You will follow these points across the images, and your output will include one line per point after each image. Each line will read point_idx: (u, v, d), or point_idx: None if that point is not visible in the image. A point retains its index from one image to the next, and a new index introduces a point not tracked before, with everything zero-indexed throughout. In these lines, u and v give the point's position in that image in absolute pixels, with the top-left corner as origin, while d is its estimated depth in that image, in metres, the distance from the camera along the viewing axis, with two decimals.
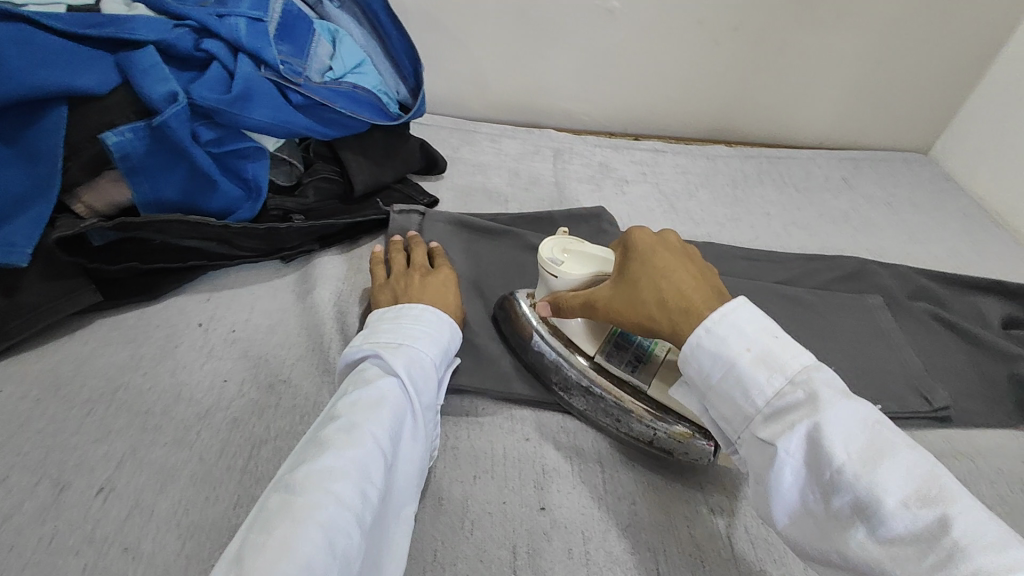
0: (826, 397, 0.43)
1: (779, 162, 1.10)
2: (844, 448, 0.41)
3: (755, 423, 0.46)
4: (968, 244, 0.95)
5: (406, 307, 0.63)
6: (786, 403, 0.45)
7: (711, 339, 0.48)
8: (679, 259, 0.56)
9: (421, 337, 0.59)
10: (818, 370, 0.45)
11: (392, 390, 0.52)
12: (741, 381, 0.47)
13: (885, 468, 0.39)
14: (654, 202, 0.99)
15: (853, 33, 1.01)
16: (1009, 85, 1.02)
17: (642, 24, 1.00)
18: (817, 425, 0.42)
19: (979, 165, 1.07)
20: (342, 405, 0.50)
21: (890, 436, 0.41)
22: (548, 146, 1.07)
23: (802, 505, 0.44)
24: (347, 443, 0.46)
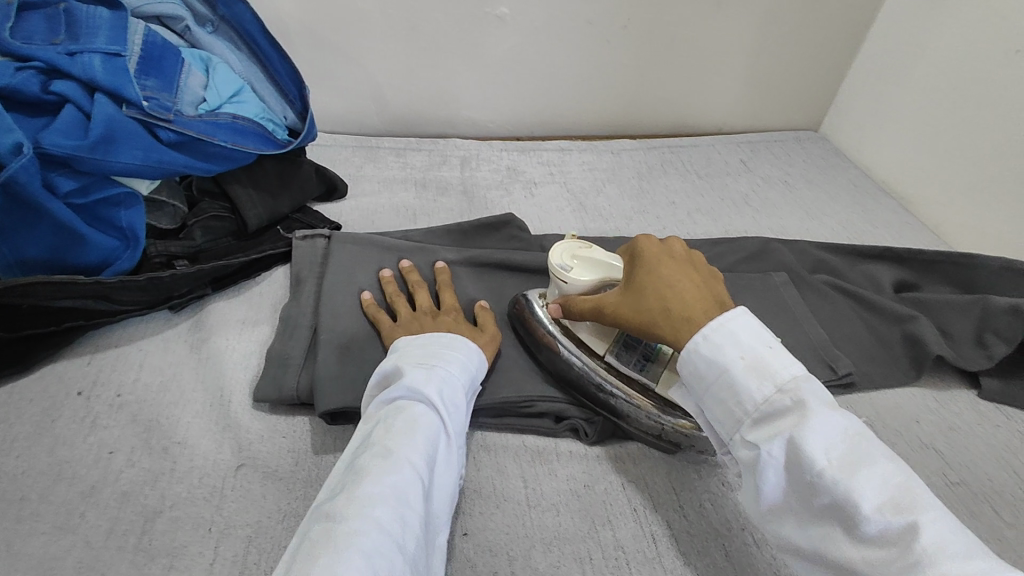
0: (812, 405, 0.45)
1: (681, 150, 1.12)
2: (822, 453, 0.43)
3: (744, 426, 0.48)
4: (858, 214, 1.00)
5: (436, 338, 0.61)
6: (774, 410, 0.47)
7: (708, 348, 0.50)
8: (684, 268, 0.57)
9: (458, 358, 0.59)
10: (806, 380, 0.47)
11: (425, 417, 0.52)
12: (733, 388, 0.48)
13: (862, 476, 0.41)
14: (563, 202, 0.99)
15: (734, 22, 1.05)
16: (880, 59, 1.08)
17: (534, 28, 1.00)
18: (798, 431, 0.44)
19: (863, 136, 1.13)
20: (376, 431, 0.51)
21: (868, 447, 0.43)
22: (454, 155, 1.06)
23: (775, 498, 0.46)
24: (381, 471, 0.46)
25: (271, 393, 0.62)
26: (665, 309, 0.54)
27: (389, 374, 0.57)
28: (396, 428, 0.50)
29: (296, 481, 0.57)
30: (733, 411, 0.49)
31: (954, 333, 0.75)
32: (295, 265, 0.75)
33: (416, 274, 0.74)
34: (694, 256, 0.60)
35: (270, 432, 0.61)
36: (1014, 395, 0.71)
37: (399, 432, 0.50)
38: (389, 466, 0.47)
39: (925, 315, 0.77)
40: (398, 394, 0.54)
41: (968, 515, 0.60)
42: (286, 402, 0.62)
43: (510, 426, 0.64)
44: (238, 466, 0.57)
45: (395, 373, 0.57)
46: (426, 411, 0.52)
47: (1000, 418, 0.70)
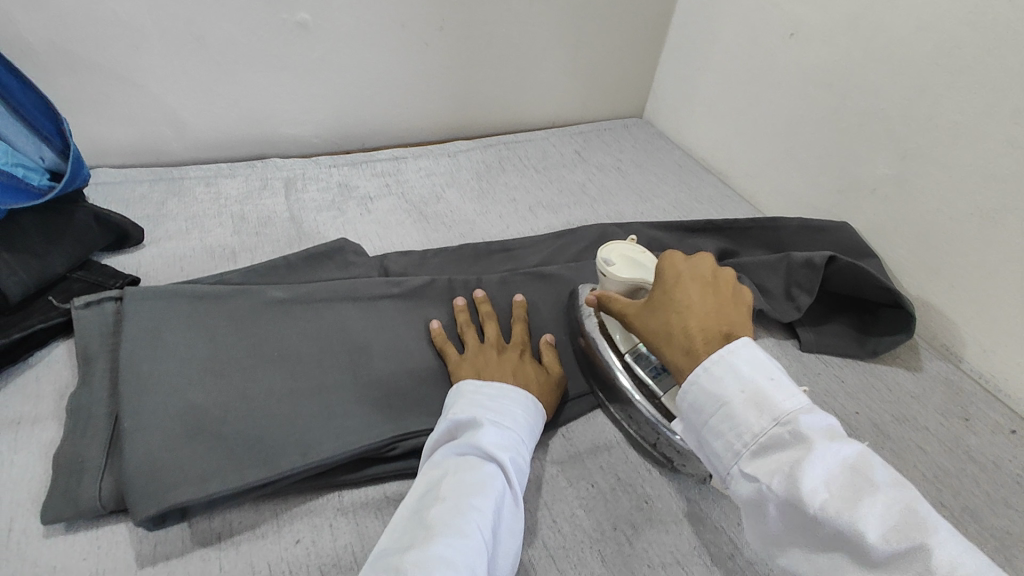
0: (815, 438, 0.45)
1: (517, 146, 1.12)
2: (822, 488, 0.42)
3: (739, 458, 0.47)
4: (684, 192, 1.07)
5: (504, 386, 0.59)
6: (772, 443, 0.46)
7: (708, 385, 0.49)
8: (705, 293, 0.56)
9: (524, 415, 0.58)
10: (806, 412, 0.46)
11: (495, 477, 0.51)
12: (733, 421, 0.48)
13: (863, 505, 0.41)
14: (402, 214, 0.93)
15: (547, 17, 1.06)
16: (683, 46, 1.16)
17: (343, 34, 0.93)
18: (798, 464, 0.43)
19: (679, 118, 1.21)
20: (445, 485, 0.50)
21: (868, 473, 0.43)
22: (275, 177, 0.96)
23: (788, 535, 0.44)
24: (452, 531, 0.46)
25: (63, 511, 0.51)
26: (670, 331, 0.54)
27: (459, 422, 0.55)
28: (467, 485, 0.50)
29: None
30: (731, 443, 0.48)
31: (771, 289, 0.82)
32: (81, 339, 0.63)
33: (489, 306, 0.72)
34: (722, 279, 0.58)
35: (66, 558, 0.50)
36: (830, 343, 0.80)
37: (468, 490, 0.49)
38: (462, 528, 0.46)
39: (745, 275, 0.83)
40: (470, 447, 0.53)
41: None
42: (85, 516, 0.51)
43: (368, 476, 0.59)
44: None
45: (466, 420, 0.55)
46: (498, 472, 0.52)
47: (820, 367, 0.78)
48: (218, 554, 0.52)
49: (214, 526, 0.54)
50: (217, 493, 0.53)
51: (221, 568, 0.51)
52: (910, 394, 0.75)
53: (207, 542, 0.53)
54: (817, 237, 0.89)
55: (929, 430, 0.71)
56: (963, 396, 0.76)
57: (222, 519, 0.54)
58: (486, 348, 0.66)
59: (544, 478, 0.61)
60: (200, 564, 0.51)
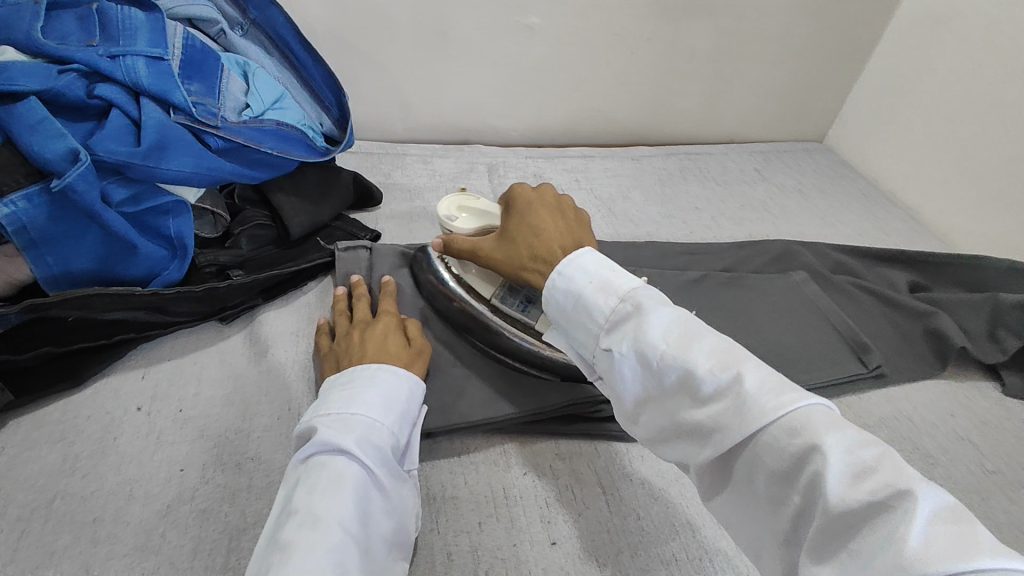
0: (649, 305, 0.49)
1: (697, 158, 1.16)
2: (666, 341, 0.47)
3: (599, 338, 0.51)
4: (870, 222, 1.05)
5: (345, 365, 0.57)
6: (619, 316, 0.50)
7: (560, 278, 0.54)
8: (551, 215, 0.63)
9: (374, 394, 0.53)
10: (644, 290, 0.51)
11: (348, 467, 0.47)
12: (585, 305, 0.52)
13: (696, 349, 0.46)
14: (593, 208, 1.00)
15: (750, 37, 1.10)
16: (885, 75, 1.14)
17: (562, 37, 1.02)
18: (640, 326, 0.48)
19: (866, 147, 1.19)
20: (297, 493, 0.45)
21: (698, 328, 0.48)
22: (481, 162, 1.06)
23: (648, 399, 0.48)
24: (311, 539, 0.42)
25: None
26: (529, 253, 0.60)
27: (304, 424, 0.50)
28: (318, 486, 0.45)
29: None
30: (591, 329, 0.52)
31: (970, 330, 0.79)
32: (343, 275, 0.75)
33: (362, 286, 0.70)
34: (566, 202, 0.65)
35: None
36: None
37: (322, 490, 0.45)
38: (322, 533, 0.42)
39: (943, 311, 0.81)
40: (315, 446, 0.48)
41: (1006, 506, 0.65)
42: None
43: (582, 432, 0.64)
44: None
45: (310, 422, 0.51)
46: (350, 461, 0.47)
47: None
48: (461, 472, 0.60)
49: (455, 447, 0.62)
50: (462, 425, 0.61)
51: (464, 481, 0.59)
52: None
53: (450, 460, 0.61)
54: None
55: None
56: None
57: (461, 442, 0.62)
58: (352, 330, 0.64)
59: None
60: (447, 476, 0.59)
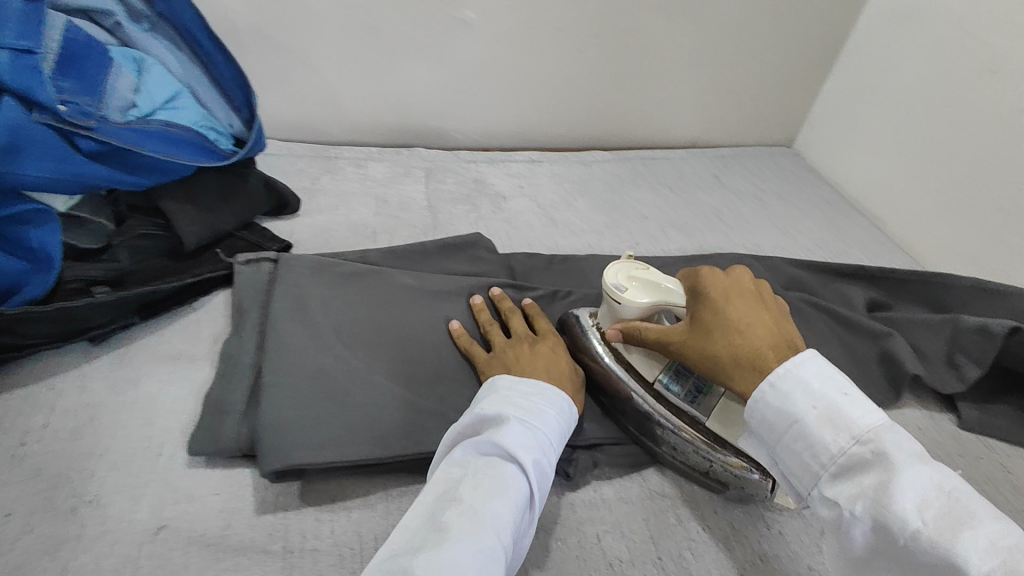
0: (897, 460, 0.43)
1: (652, 163, 1.10)
2: (910, 515, 0.41)
3: (820, 480, 0.46)
4: (832, 233, 0.98)
5: (540, 384, 0.57)
6: (849, 461, 0.44)
7: (774, 397, 0.48)
8: (756, 305, 0.54)
9: (553, 417, 0.54)
10: (888, 430, 0.44)
11: (514, 479, 0.48)
12: (806, 436, 0.46)
13: (958, 536, 0.39)
14: (532, 216, 0.94)
15: (707, 35, 1.03)
16: (854, 75, 1.07)
17: (502, 33, 0.96)
18: (884, 488, 0.42)
19: (834, 153, 1.12)
20: (464, 484, 0.47)
21: (968, 505, 0.41)
22: (418, 166, 1.00)
23: (872, 562, 0.43)
24: (466, 534, 0.43)
25: (207, 446, 0.55)
26: (743, 355, 0.51)
27: (484, 416, 0.52)
28: (483, 485, 0.46)
29: (225, 548, 0.50)
30: (808, 463, 0.46)
31: (927, 353, 0.73)
32: (237, 291, 0.68)
33: (508, 302, 0.71)
34: (762, 284, 0.57)
35: (201, 488, 0.53)
36: (993, 424, 0.70)
37: (489, 491, 0.46)
38: (477, 533, 0.43)
39: (898, 333, 0.75)
40: (492, 446, 0.49)
41: None
42: (223, 455, 0.55)
43: None
44: (158, 528, 0.50)
45: (489, 416, 0.52)
46: (518, 473, 0.48)
47: (981, 450, 0.68)
48: (331, 518, 0.53)
49: (330, 488, 0.55)
50: (339, 461, 0.55)
51: (332, 530, 0.52)
52: None
53: (321, 503, 0.54)
54: (993, 301, 0.77)
55: None
56: None
57: (338, 483, 0.56)
58: (517, 341, 0.64)
59: (653, 510, 0.57)
60: (312, 525, 0.52)
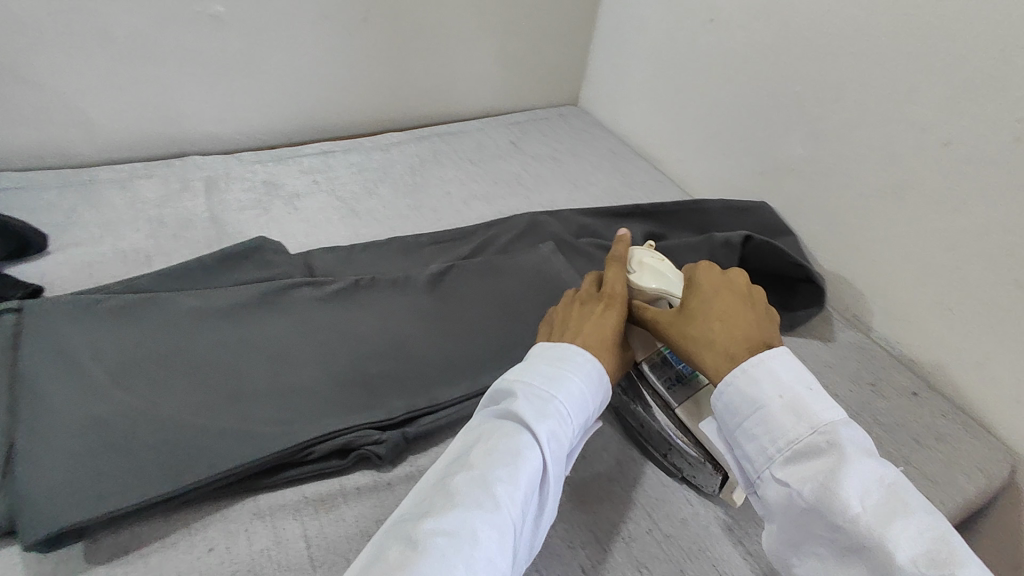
0: (851, 451, 0.46)
1: (450, 138, 1.12)
2: (857, 506, 0.44)
3: (773, 463, 0.49)
4: (618, 180, 1.08)
5: (570, 347, 0.57)
6: (805, 448, 0.47)
7: (743, 385, 0.51)
8: (739, 302, 0.58)
9: (580, 389, 0.54)
10: (845, 426, 0.48)
11: (530, 449, 0.48)
12: (768, 420, 0.49)
13: (895, 525, 0.42)
14: (332, 210, 0.91)
15: (474, 7, 1.06)
16: (613, 33, 1.17)
17: (261, 26, 0.91)
18: (833, 474, 0.45)
19: (613, 106, 1.22)
20: (475, 450, 0.48)
21: (908, 500, 0.44)
22: (197, 178, 0.93)
23: (810, 544, 0.46)
24: (477, 503, 0.44)
25: None
26: (723, 344, 0.55)
27: (500, 389, 0.53)
28: (494, 454, 0.47)
29: None
30: (765, 448, 0.49)
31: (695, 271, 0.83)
32: None
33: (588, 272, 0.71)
34: (755, 288, 0.61)
35: None
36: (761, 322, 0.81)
37: (501, 459, 0.47)
38: (488, 501, 0.44)
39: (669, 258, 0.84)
40: (505, 414, 0.51)
41: None
42: None
43: (286, 479, 0.57)
44: None
45: (507, 387, 0.53)
46: (534, 443, 0.49)
47: None
48: (125, 569, 0.50)
49: (120, 539, 0.51)
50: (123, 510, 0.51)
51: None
52: (826, 364, 0.78)
53: (112, 558, 0.50)
54: (740, 219, 0.91)
55: (841, 397, 0.73)
56: (874, 363, 0.79)
57: (129, 531, 0.52)
58: (576, 306, 0.65)
59: None
60: None
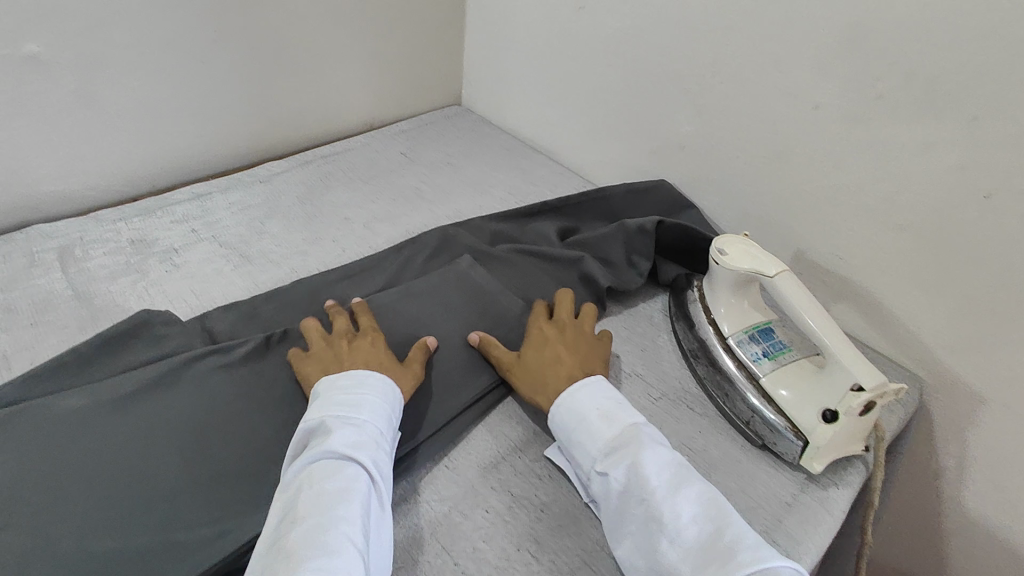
0: (647, 447, 0.56)
1: (336, 158, 1.04)
2: (661, 485, 0.54)
3: (595, 461, 0.57)
4: (519, 177, 1.06)
5: (362, 373, 0.58)
6: (617, 443, 0.57)
7: (570, 400, 0.61)
8: (578, 335, 0.69)
9: (382, 403, 0.57)
10: (641, 427, 0.59)
11: (354, 478, 0.51)
12: (587, 429, 0.59)
13: (686, 495, 0.53)
14: (220, 260, 0.82)
15: (336, 16, 0.98)
16: (484, 28, 1.14)
17: (92, 61, 0.78)
18: (636, 460, 0.55)
19: (498, 102, 1.20)
20: (301, 501, 0.49)
21: (689, 474, 0.56)
22: (45, 249, 0.79)
23: (624, 528, 0.54)
24: (318, 548, 0.45)
25: None
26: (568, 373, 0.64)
27: (312, 429, 0.54)
28: (318, 499, 0.49)
29: None
30: (590, 451, 0.58)
31: (614, 260, 0.83)
32: None
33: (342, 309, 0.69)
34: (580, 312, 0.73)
35: None
36: None
37: (326, 502, 0.49)
38: (328, 544, 0.46)
39: (587, 252, 0.84)
40: (324, 454, 0.52)
41: (676, 420, 0.67)
42: None
43: None
44: None
45: (314, 427, 0.54)
46: (356, 473, 0.51)
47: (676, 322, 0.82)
48: None
49: None
50: None
51: None
52: None
53: None
54: (643, 200, 0.93)
55: None
56: None
57: None
58: (342, 339, 0.64)
59: (438, 517, 0.57)
60: None
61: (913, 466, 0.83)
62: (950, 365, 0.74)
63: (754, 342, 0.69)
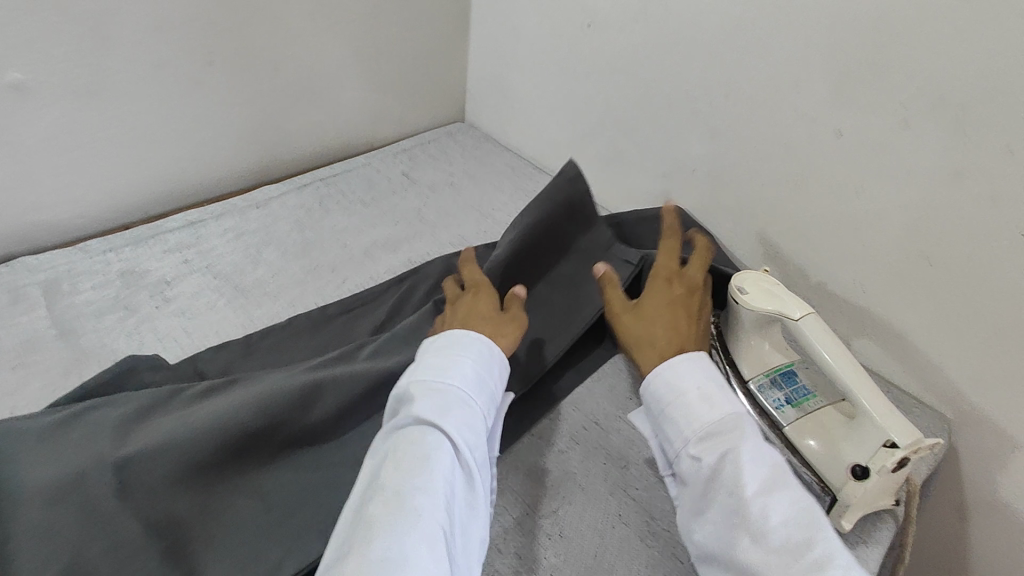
0: (746, 438, 0.53)
1: (335, 180, 1.00)
2: (753, 484, 0.50)
3: (688, 442, 0.55)
4: (524, 199, 1.03)
5: (457, 343, 0.55)
6: (711, 430, 0.54)
7: (673, 374, 0.58)
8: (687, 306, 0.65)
9: (473, 367, 0.53)
10: (743, 416, 0.55)
11: (439, 445, 0.47)
12: (687, 406, 0.56)
13: (780, 496, 0.49)
14: (213, 292, 0.78)
15: (333, 34, 0.95)
16: (487, 44, 1.10)
17: (77, 86, 0.75)
18: (736, 449, 0.52)
19: (501, 119, 1.16)
20: (384, 469, 0.46)
21: (786, 476, 0.51)
22: (30, 284, 0.75)
23: (707, 511, 0.52)
24: (400, 518, 0.42)
25: None
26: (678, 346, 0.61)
27: (401, 397, 0.51)
28: (408, 461, 0.45)
29: None
30: (684, 429, 0.55)
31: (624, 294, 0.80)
32: None
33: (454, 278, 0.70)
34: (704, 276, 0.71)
35: None
36: None
37: (411, 467, 0.45)
38: (410, 515, 0.42)
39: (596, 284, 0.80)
40: (407, 421, 0.48)
41: None
42: None
43: None
44: None
45: (409, 390, 0.51)
46: (442, 439, 0.47)
47: None
48: None
49: None
50: None
51: None
52: None
53: None
54: (655, 226, 0.89)
55: None
56: None
57: None
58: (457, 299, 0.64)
59: None
60: None
61: (939, 506, 0.79)
62: (982, 408, 0.70)
63: (776, 387, 0.65)
